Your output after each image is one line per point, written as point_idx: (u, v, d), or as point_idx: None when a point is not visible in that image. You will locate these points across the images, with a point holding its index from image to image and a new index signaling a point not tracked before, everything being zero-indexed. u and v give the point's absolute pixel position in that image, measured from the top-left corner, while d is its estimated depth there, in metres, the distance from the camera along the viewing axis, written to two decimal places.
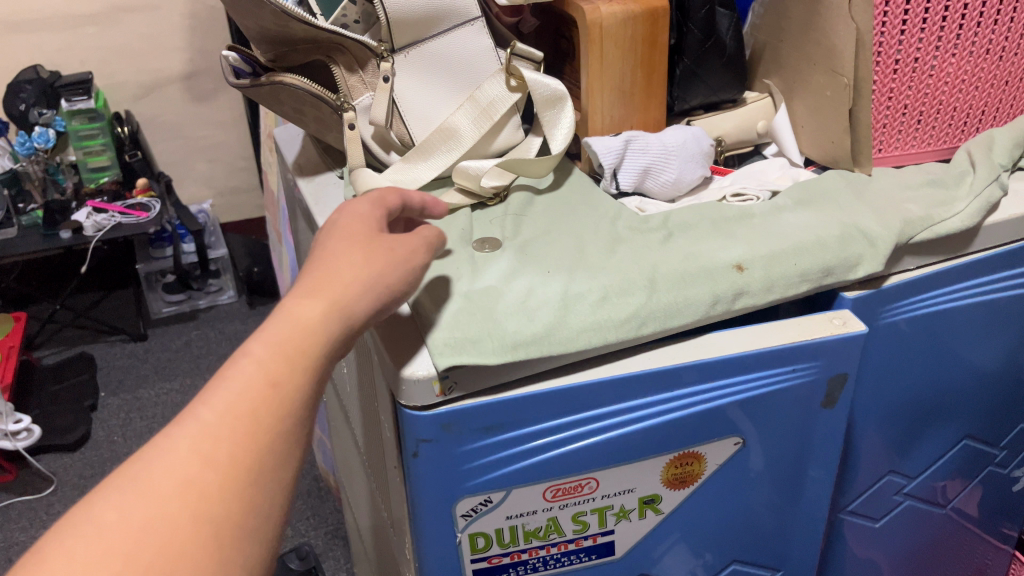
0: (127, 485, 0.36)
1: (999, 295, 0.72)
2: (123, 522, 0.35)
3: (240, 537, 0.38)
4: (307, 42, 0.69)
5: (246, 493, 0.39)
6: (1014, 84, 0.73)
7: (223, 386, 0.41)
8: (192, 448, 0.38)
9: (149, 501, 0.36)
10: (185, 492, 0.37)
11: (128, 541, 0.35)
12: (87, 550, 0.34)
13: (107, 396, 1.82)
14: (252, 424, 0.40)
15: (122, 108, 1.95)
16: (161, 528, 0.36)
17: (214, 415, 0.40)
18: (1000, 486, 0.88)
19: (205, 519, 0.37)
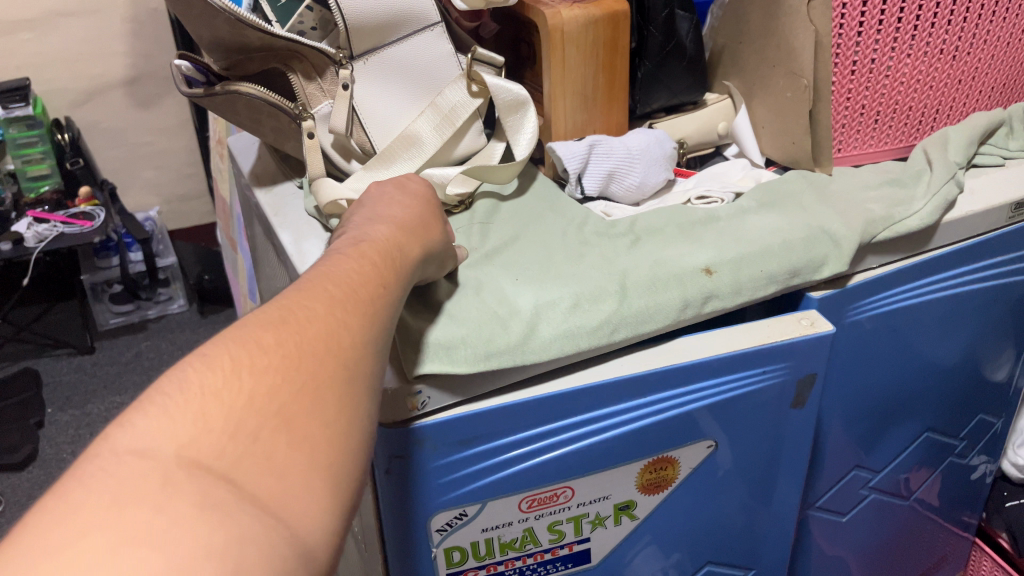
0: (246, 345, 0.35)
1: (958, 290, 0.73)
2: (243, 379, 0.33)
3: (349, 430, 0.36)
4: (263, 49, 0.67)
5: (354, 390, 0.37)
6: (967, 83, 0.74)
7: (324, 294, 0.40)
8: (308, 332, 0.37)
9: (272, 365, 0.35)
10: (304, 369, 0.36)
11: (250, 401, 0.33)
12: (209, 400, 0.32)
13: (53, 412, 1.76)
14: (356, 332, 0.39)
15: (61, 115, 1.89)
16: (283, 396, 0.34)
17: (324, 312, 0.39)
18: (960, 475, 0.90)
19: (320, 401, 0.35)
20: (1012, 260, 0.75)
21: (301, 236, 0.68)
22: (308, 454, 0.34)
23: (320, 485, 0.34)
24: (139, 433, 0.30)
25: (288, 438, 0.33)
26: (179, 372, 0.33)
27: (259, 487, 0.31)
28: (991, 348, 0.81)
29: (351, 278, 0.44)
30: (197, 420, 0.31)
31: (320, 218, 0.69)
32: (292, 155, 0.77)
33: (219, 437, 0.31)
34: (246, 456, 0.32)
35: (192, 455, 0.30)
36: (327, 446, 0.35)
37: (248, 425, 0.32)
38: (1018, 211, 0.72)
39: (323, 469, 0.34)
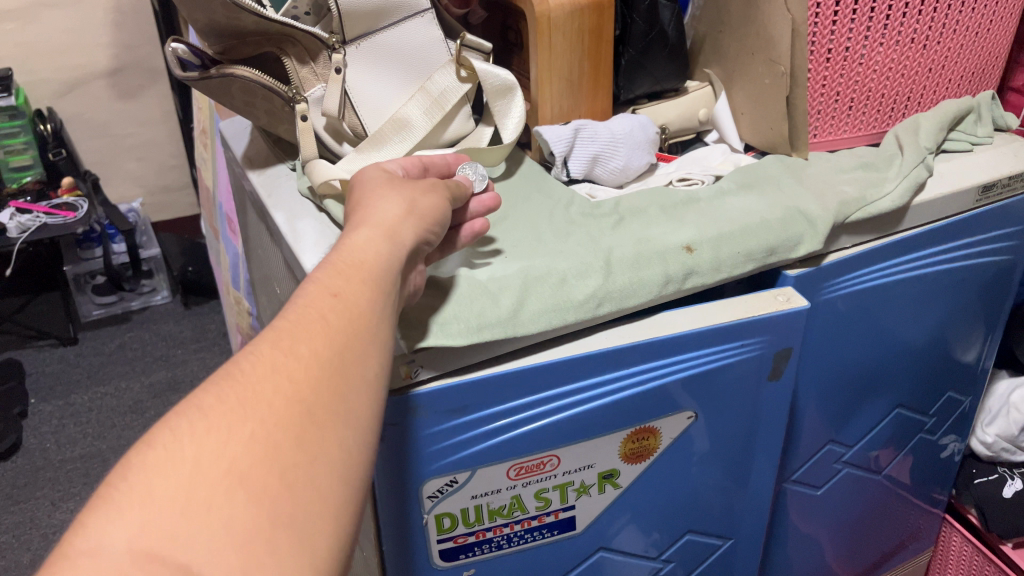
0: (193, 415, 0.35)
1: (928, 271, 0.76)
2: (190, 451, 0.34)
3: (314, 472, 0.36)
4: (257, 34, 0.69)
5: (320, 426, 0.37)
6: (936, 71, 0.78)
7: (284, 326, 0.40)
8: (260, 381, 0.37)
9: (219, 431, 0.35)
10: (256, 421, 0.35)
11: (203, 473, 0.33)
12: (158, 483, 0.33)
13: (37, 402, 1.77)
14: (322, 360, 0.39)
15: (43, 105, 1.89)
16: (233, 459, 0.34)
17: (280, 350, 0.38)
18: (929, 452, 0.94)
19: (277, 453, 0.35)
20: (980, 241, 0.78)
21: (295, 216, 0.70)
22: (267, 514, 0.34)
23: (284, 544, 0.34)
24: (90, 534, 0.31)
25: (245, 500, 0.33)
26: (131, 456, 0.34)
27: (215, 564, 0.31)
28: (960, 327, 0.84)
29: (350, 249, 0.46)
30: (144, 507, 0.32)
31: (313, 199, 0.71)
32: (285, 138, 0.79)
33: (169, 520, 0.32)
34: (199, 532, 0.32)
35: (143, 547, 0.31)
36: (290, 497, 0.35)
37: (199, 498, 0.33)
38: (985, 193, 0.75)
39: (286, 523, 0.34)
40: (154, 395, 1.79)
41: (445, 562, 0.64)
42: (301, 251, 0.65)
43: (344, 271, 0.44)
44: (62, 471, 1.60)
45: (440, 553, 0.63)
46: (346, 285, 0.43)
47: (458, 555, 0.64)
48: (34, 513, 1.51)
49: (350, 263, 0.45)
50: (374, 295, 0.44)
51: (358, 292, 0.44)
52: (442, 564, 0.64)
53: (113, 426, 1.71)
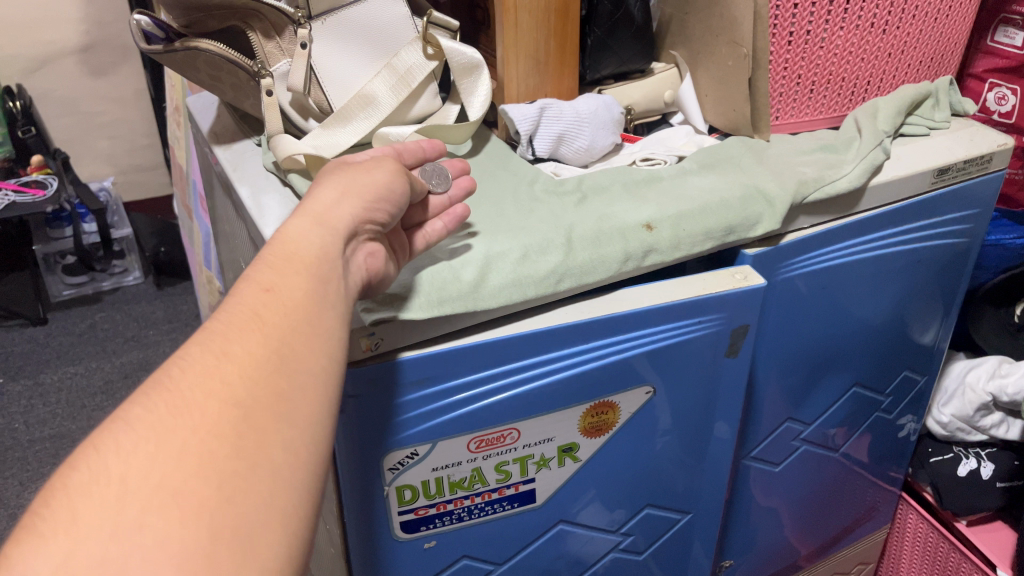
0: (119, 432, 0.34)
1: (885, 252, 0.78)
2: (118, 471, 0.33)
3: (254, 480, 0.35)
4: (222, 8, 0.69)
5: (260, 432, 0.36)
6: (895, 56, 0.79)
7: (217, 328, 0.39)
8: (189, 391, 0.36)
9: (147, 447, 0.33)
10: (188, 432, 0.34)
11: (129, 488, 0.32)
12: (84, 506, 0.31)
13: (5, 382, 1.75)
14: (258, 358, 0.39)
15: (12, 82, 1.86)
16: (163, 473, 0.33)
17: (212, 355, 0.38)
18: (887, 431, 0.96)
19: (212, 464, 0.34)
20: (936, 224, 0.80)
21: (260, 190, 0.70)
22: (205, 529, 0.32)
23: (224, 559, 0.32)
24: (13, 566, 0.30)
25: (179, 515, 0.32)
26: (58, 479, 0.33)
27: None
28: (916, 309, 0.86)
29: (312, 221, 0.46)
30: (69, 535, 0.30)
31: (278, 173, 0.71)
32: (251, 113, 0.79)
33: (98, 543, 0.30)
34: (131, 552, 0.31)
35: (71, 572, 0.30)
36: (229, 509, 0.33)
37: (129, 518, 0.31)
38: (940, 177, 0.77)
39: (226, 536, 0.33)
40: (124, 376, 1.78)
41: (406, 535, 0.65)
42: (265, 225, 0.65)
43: (296, 242, 0.45)
44: (30, 451, 1.59)
45: (402, 525, 0.64)
46: (295, 256, 0.44)
47: (419, 527, 0.65)
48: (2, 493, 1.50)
49: (301, 235, 0.45)
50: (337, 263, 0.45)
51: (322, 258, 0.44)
52: (403, 536, 0.65)
53: (83, 407, 1.69)
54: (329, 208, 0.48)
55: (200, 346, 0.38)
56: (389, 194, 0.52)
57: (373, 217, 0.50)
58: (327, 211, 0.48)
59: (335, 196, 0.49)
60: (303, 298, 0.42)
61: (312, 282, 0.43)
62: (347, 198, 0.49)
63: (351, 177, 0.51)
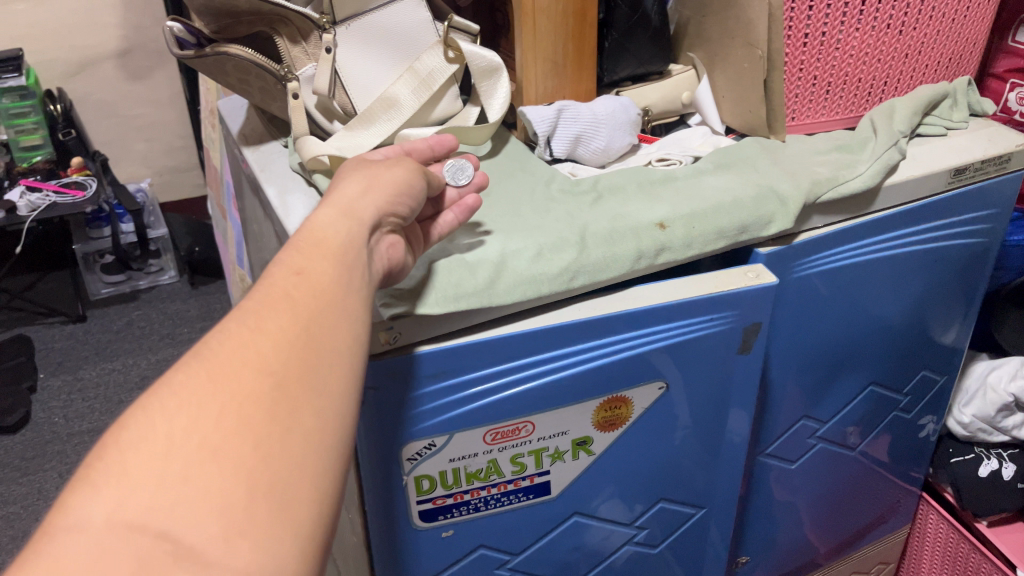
0: (164, 394, 0.36)
1: (902, 251, 0.78)
2: (163, 429, 0.35)
3: (288, 442, 0.37)
4: (251, 13, 0.72)
5: (293, 400, 0.38)
6: (913, 56, 0.79)
7: (251, 307, 0.41)
8: (228, 356, 0.38)
9: (190, 408, 0.36)
10: (226, 396, 0.37)
11: (173, 445, 0.34)
12: (134, 460, 0.34)
13: (46, 377, 1.80)
14: (290, 334, 0.40)
15: (53, 86, 1.92)
16: (205, 433, 0.35)
17: (248, 329, 0.40)
18: (906, 430, 0.96)
19: (249, 426, 0.36)
20: (953, 224, 0.80)
21: (286, 190, 0.73)
22: (244, 484, 0.35)
23: (262, 512, 0.35)
24: (72, 511, 0.32)
25: (219, 471, 0.34)
26: (109, 437, 0.35)
27: (195, 532, 0.33)
28: (935, 308, 0.86)
29: (331, 218, 0.48)
30: (120, 485, 0.33)
31: (303, 173, 0.73)
32: (278, 115, 0.81)
33: (147, 494, 0.33)
34: (177, 503, 0.33)
35: (123, 518, 0.32)
36: (265, 467, 0.36)
37: (174, 472, 0.34)
38: (957, 176, 0.77)
39: (263, 491, 0.35)
40: (159, 372, 1.83)
41: (424, 524, 0.67)
42: (290, 223, 0.68)
43: (324, 230, 0.47)
44: (68, 444, 1.64)
45: (420, 514, 0.66)
46: (323, 242, 0.46)
47: (437, 516, 0.67)
48: (41, 485, 1.55)
49: (329, 225, 0.48)
50: (357, 256, 0.47)
51: (341, 251, 0.46)
52: (421, 525, 0.67)
53: (119, 401, 1.74)
54: (354, 200, 0.50)
55: (237, 322, 0.40)
56: (406, 189, 0.54)
57: (395, 209, 0.53)
58: (353, 203, 0.50)
59: (359, 192, 0.51)
60: (331, 281, 0.44)
61: (339, 267, 0.45)
62: (370, 192, 0.52)
63: (372, 173, 0.54)
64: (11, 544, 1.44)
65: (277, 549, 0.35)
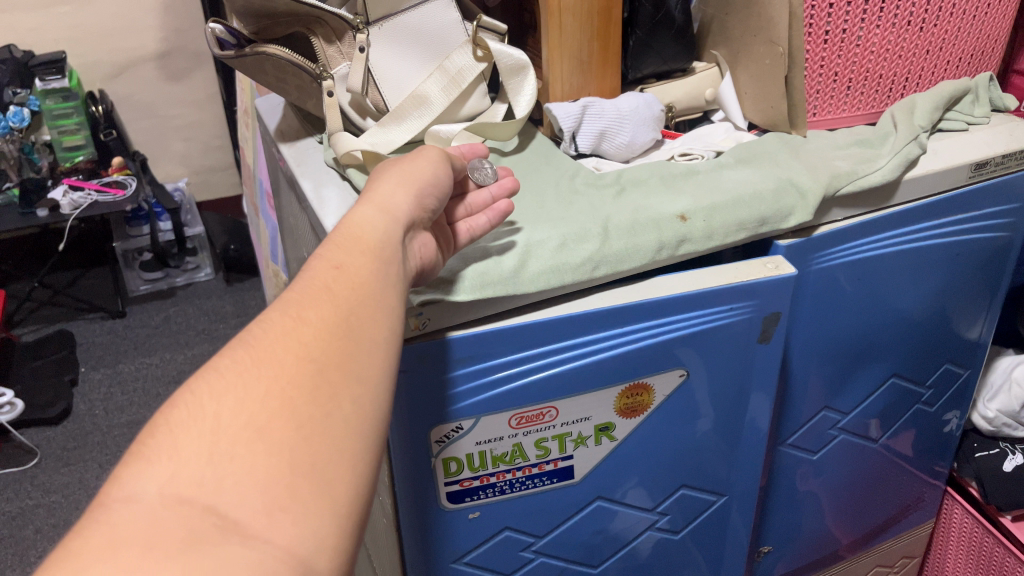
0: (213, 378, 0.39)
1: (923, 244, 0.79)
2: (212, 409, 0.38)
3: (328, 426, 0.40)
4: (288, 15, 0.75)
5: (333, 386, 0.41)
6: (934, 53, 0.81)
7: (295, 297, 0.44)
8: (270, 345, 0.41)
9: (237, 391, 0.39)
10: (271, 381, 0.40)
11: (220, 425, 0.37)
12: (184, 436, 0.37)
13: (87, 370, 1.86)
14: (331, 323, 0.43)
15: (95, 87, 1.98)
16: (251, 415, 0.38)
17: (290, 317, 0.43)
18: (930, 424, 0.97)
19: (292, 409, 0.39)
20: (975, 217, 0.81)
21: (321, 183, 0.76)
22: (286, 464, 0.37)
23: (302, 491, 0.37)
24: (125, 485, 0.35)
25: (264, 450, 0.37)
26: (161, 416, 0.38)
27: (241, 506, 0.35)
28: (957, 302, 0.87)
29: (362, 214, 0.51)
30: (173, 460, 0.36)
31: (337, 168, 0.76)
32: (313, 112, 0.85)
33: (196, 468, 0.36)
34: (224, 478, 0.36)
35: (173, 491, 0.35)
36: (306, 448, 0.38)
37: (223, 450, 0.36)
38: (978, 170, 0.78)
39: (304, 471, 0.38)
40: (195, 366, 1.88)
41: (452, 504, 0.69)
42: (324, 215, 0.71)
43: (362, 226, 0.50)
44: (108, 435, 1.70)
45: (448, 495, 0.69)
46: (362, 239, 0.49)
47: (464, 498, 0.69)
48: (83, 474, 1.61)
49: (366, 221, 0.50)
50: (387, 247, 0.50)
51: (373, 244, 0.49)
52: (449, 506, 0.69)
53: (157, 394, 1.79)
54: (387, 194, 0.53)
55: (280, 311, 0.43)
56: (438, 186, 0.57)
57: (425, 207, 0.55)
58: (387, 199, 0.53)
59: (395, 190, 0.54)
60: (368, 276, 0.47)
61: (376, 262, 0.48)
62: (401, 187, 0.54)
63: (409, 173, 0.56)
64: (52, 531, 1.50)
65: (317, 528, 0.37)
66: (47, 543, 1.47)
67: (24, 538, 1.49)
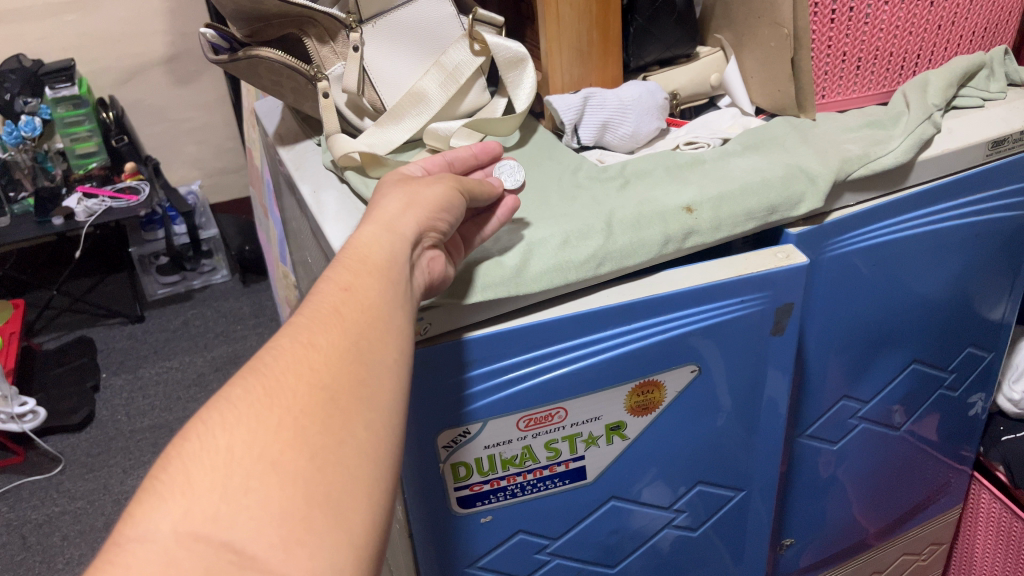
0: (224, 408, 0.38)
1: (941, 225, 0.77)
2: (224, 441, 0.36)
3: (342, 453, 0.38)
4: (280, 16, 0.73)
5: (345, 411, 0.39)
6: (946, 28, 0.78)
7: (303, 322, 0.43)
8: (281, 372, 0.40)
9: (249, 420, 0.37)
10: (283, 410, 0.38)
11: (231, 457, 0.36)
12: (196, 471, 0.35)
13: (108, 376, 1.87)
14: (341, 349, 0.42)
15: (105, 93, 1.98)
16: (264, 446, 0.36)
17: (299, 344, 0.41)
18: (954, 408, 0.94)
19: (305, 439, 0.37)
20: (993, 196, 0.78)
21: (320, 187, 0.74)
22: (302, 494, 0.36)
23: (318, 521, 0.36)
24: (138, 523, 0.34)
25: (277, 482, 0.36)
26: (171, 448, 0.36)
27: (256, 541, 0.34)
28: (979, 283, 0.84)
29: (367, 236, 0.49)
30: (186, 496, 0.34)
31: (335, 171, 0.75)
32: (311, 114, 0.83)
33: (209, 504, 0.34)
34: (239, 513, 0.34)
35: (189, 529, 0.34)
36: (321, 478, 0.37)
37: (236, 483, 0.35)
38: (995, 148, 0.76)
39: (319, 501, 0.36)
40: (215, 369, 1.88)
41: (463, 510, 0.68)
42: (324, 219, 0.69)
43: (369, 247, 0.48)
44: (131, 440, 1.70)
45: (458, 500, 0.67)
46: (367, 259, 0.48)
47: (475, 502, 0.68)
48: (107, 480, 1.62)
49: (373, 241, 0.49)
50: (394, 264, 0.48)
51: (379, 262, 0.48)
52: (461, 511, 0.68)
53: (178, 398, 1.80)
54: (395, 217, 0.51)
55: (289, 338, 0.42)
56: (450, 203, 0.55)
57: (437, 222, 0.54)
58: (395, 219, 0.51)
59: (401, 207, 0.53)
60: (377, 297, 0.45)
61: (384, 283, 0.46)
62: (411, 209, 0.53)
63: (415, 189, 0.55)
64: (79, 537, 1.50)
65: (335, 558, 0.35)
66: (74, 550, 1.48)
67: (51, 545, 1.50)
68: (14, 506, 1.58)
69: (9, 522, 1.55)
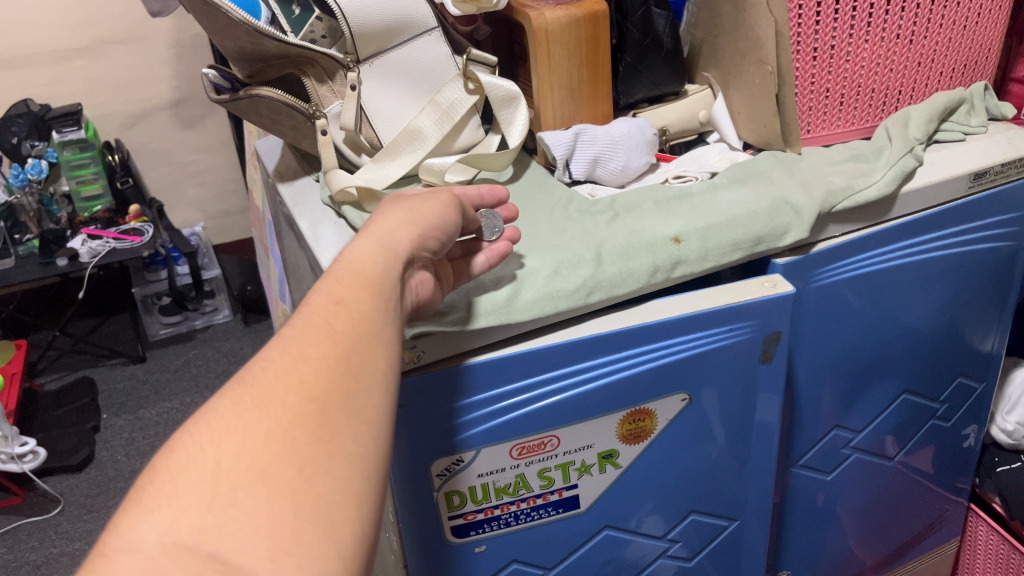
0: (213, 420, 0.38)
1: (928, 256, 0.78)
2: (212, 454, 0.37)
3: (330, 464, 0.39)
4: (279, 57, 0.76)
5: (334, 423, 0.40)
6: (926, 65, 0.81)
7: (295, 332, 0.43)
8: (271, 383, 0.40)
9: (237, 432, 0.38)
10: (272, 421, 0.39)
11: (219, 470, 0.36)
12: (184, 482, 0.36)
13: (108, 417, 1.87)
14: (330, 359, 0.42)
15: (111, 137, 2.02)
16: (253, 456, 0.37)
17: (289, 355, 0.42)
18: (947, 439, 0.95)
19: (295, 450, 0.38)
20: (977, 227, 0.80)
21: (318, 222, 0.76)
22: (290, 505, 0.36)
23: (307, 533, 0.36)
24: (124, 533, 0.34)
25: (266, 494, 0.36)
26: (159, 461, 0.37)
27: (244, 551, 0.34)
28: (967, 314, 0.85)
29: (360, 249, 0.50)
30: (173, 507, 0.35)
31: (333, 206, 0.77)
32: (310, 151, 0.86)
33: (196, 514, 0.35)
34: (225, 526, 0.35)
35: (175, 539, 0.34)
36: (310, 490, 0.37)
37: (224, 496, 0.36)
38: (977, 180, 0.77)
39: (308, 512, 0.37)
40: None
41: (457, 539, 0.68)
42: (320, 253, 0.71)
43: (362, 260, 0.49)
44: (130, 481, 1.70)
45: (452, 529, 0.68)
46: (362, 273, 0.48)
47: (469, 532, 0.68)
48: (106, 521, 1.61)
49: (365, 254, 0.49)
50: (386, 279, 0.49)
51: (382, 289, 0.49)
52: (454, 541, 0.68)
53: None
54: (392, 230, 0.52)
55: (281, 347, 0.43)
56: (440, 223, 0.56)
57: (426, 244, 0.54)
58: (391, 236, 0.52)
59: (397, 222, 0.53)
60: (369, 310, 0.46)
61: (377, 297, 0.47)
62: (406, 221, 0.53)
63: (414, 206, 0.56)
64: None
65: (323, 568, 0.36)
66: None
67: None
68: (12, 548, 1.57)
69: (7, 564, 1.54)
